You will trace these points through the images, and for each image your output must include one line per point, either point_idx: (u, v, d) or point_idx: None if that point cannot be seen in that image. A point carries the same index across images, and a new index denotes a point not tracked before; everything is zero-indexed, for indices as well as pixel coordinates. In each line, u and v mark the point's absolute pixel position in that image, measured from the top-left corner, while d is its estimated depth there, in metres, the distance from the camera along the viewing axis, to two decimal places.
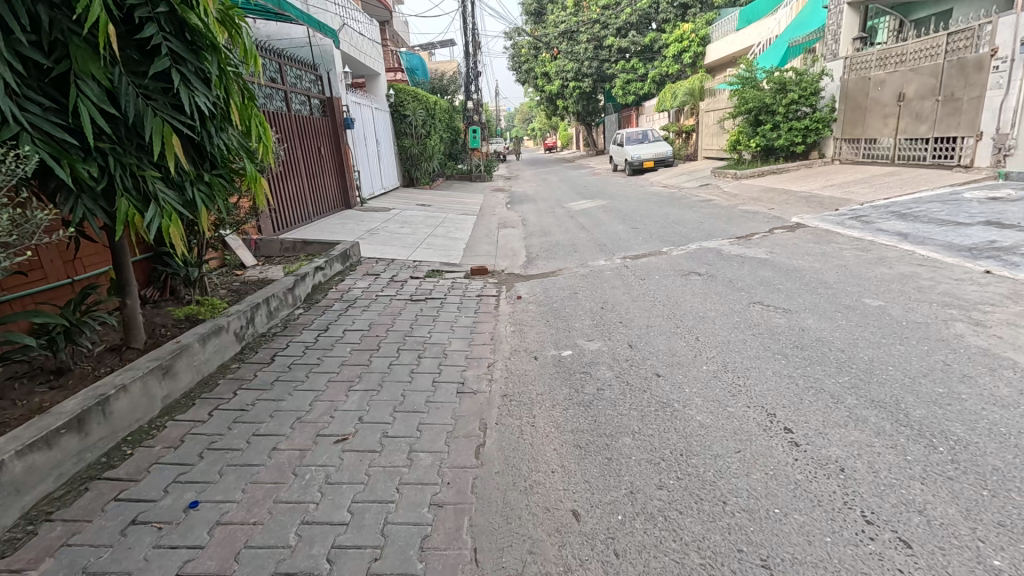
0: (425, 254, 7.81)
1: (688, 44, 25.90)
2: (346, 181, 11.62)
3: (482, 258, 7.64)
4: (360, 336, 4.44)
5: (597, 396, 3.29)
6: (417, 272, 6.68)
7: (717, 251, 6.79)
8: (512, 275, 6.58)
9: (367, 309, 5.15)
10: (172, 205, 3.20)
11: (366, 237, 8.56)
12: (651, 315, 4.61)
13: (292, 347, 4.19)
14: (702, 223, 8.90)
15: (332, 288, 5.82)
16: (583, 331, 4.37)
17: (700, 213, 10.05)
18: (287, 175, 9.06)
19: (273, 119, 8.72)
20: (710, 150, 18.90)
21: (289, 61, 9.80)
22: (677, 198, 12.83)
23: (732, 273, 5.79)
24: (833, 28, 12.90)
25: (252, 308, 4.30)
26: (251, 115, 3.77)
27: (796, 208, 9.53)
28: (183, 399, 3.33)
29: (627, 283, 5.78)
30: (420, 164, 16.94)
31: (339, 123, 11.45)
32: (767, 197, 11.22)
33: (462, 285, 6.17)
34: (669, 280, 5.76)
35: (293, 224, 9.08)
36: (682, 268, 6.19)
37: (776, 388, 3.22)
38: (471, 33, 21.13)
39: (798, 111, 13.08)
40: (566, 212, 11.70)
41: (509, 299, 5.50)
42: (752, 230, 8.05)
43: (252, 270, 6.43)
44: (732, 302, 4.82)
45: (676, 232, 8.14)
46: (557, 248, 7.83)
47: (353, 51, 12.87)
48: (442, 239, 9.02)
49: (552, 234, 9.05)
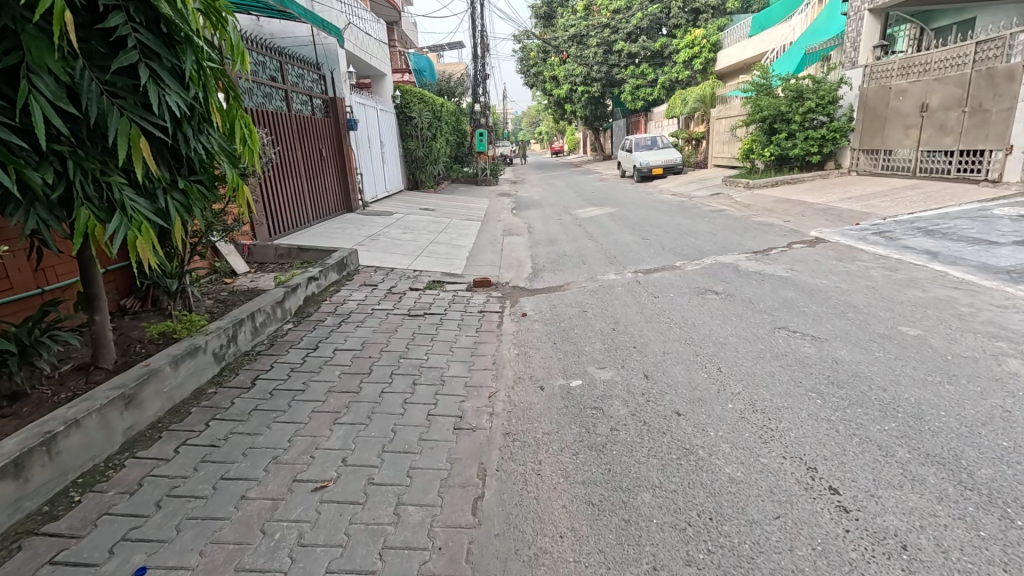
0: (425, 262, 7.47)
1: (699, 50, 25.64)
2: (348, 184, 11.31)
3: (486, 268, 7.28)
4: (352, 357, 4.10)
5: (612, 438, 2.93)
6: (417, 284, 6.34)
7: (734, 267, 6.42)
8: (516, 288, 6.23)
9: (361, 325, 4.81)
10: (142, 214, 2.84)
11: (366, 243, 8.22)
12: (667, 340, 4.25)
13: (277, 369, 3.85)
14: (715, 235, 8.53)
15: (326, 300, 5.48)
16: (594, 357, 4.01)
17: (712, 224, 9.68)
18: (286, 177, 8.75)
19: (272, 120, 8.40)
20: (721, 157, 18.52)
21: (291, 59, 9.49)
22: (687, 207, 12.46)
23: (752, 292, 5.43)
24: (852, 35, 12.52)
25: (235, 326, 3.96)
26: (236, 117, 3.44)
27: (813, 221, 9.14)
28: (149, 431, 2.99)
29: (639, 300, 5.42)
30: (425, 167, 16.65)
31: (342, 124, 11.13)
32: (782, 208, 10.82)
33: (463, 298, 5.82)
34: (684, 298, 5.39)
35: (292, 228, 8.78)
36: (698, 285, 5.82)
37: (813, 434, 2.84)
38: (480, 34, 20.85)
39: (815, 120, 12.70)
40: (573, 219, 11.36)
41: (513, 316, 5.14)
42: (769, 244, 7.67)
43: (243, 278, 6.10)
44: (755, 327, 4.46)
45: (689, 244, 7.77)
46: (564, 259, 7.48)
47: (358, 51, 12.58)
48: (444, 247, 8.69)
49: (559, 243, 8.70)
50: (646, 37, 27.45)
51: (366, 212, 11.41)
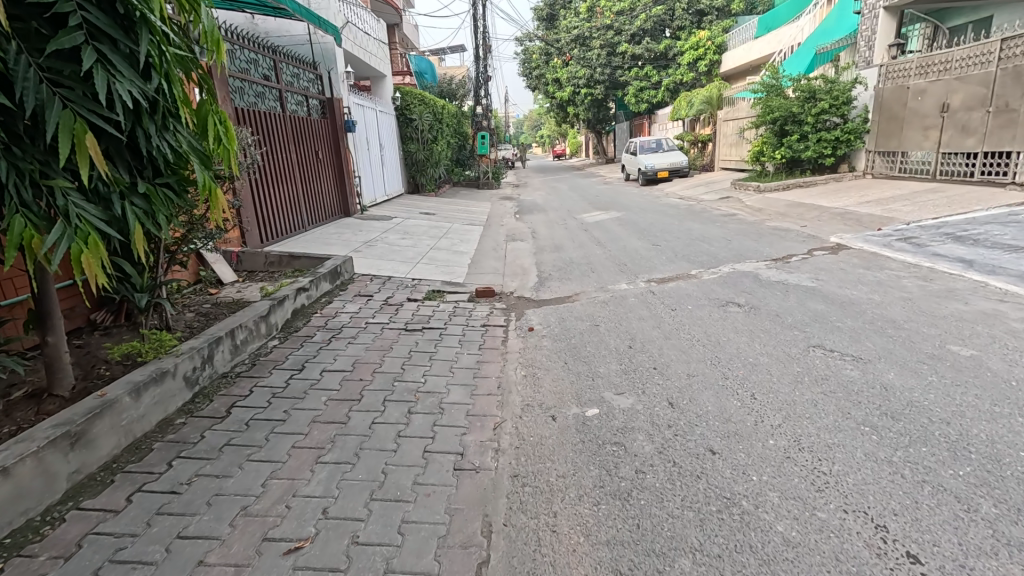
0: (425, 270, 7.07)
1: (704, 52, 25.34)
2: (346, 188, 10.93)
3: (489, 277, 6.89)
4: (341, 380, 3.69)
5: (638, 484, 2.51)
6: (415, 294, 5.94)
7: (754, 276, 6.02)
8: (522, 299, 5.83)
9: (353, 342, 4.40)
10: (90, 223, 2.44)
11: (363, 250, 7.83)
12: (690, 361, 3.84)
13: (256, 394, 3.44)
14: (729, 240, 8.13)
15: (316, 312, 5.08)
16: (610, 380, 3.61)
17: (725, 230, 9.28)
18: (280, 181, 8.35)
19: (265, 121, 7.99)
20: (728, 160, 18.12)
21: (286, 58, 9.07)
22: (696, 211, 12.05)
23: (776, 303, 5.04)
24: (866, 34, 12.13)
25: (210, 345, 3.56)
26: (209, 112, 3.04)
27: (831, 226, 8.74)
28: (100, 473, 2.58)
29: (655, 313, 5.02)
30: (426, 170, 16.29)
31: (339, 126, 10.72)
32: (797, 212, 10.41)
33: (465, 310, 5.42)
34: (704, 311, 4.99)
35: (287, 234, 8.39)
36: (717, 296, 5.42)
37: (875, 481, 2.43)
38: (482, 35, 20.51)
39: (827, 121, 12.30)
40: (579, 224, 10.97)
41: (519, 330, 4.74)
42: (788, 250, 7.27)
43: (229, 287, 5.71)
44: (786, 345, 4.05)
45: (703, 251, 7.36)
46: (571, 266, 7.08)
47: (356, 50, 12.18)
48: (445, 253, 8.30)
49: (565, 249, 8.31)
50: (650, 38, 27.13)
51: (364, 217, 11.03)
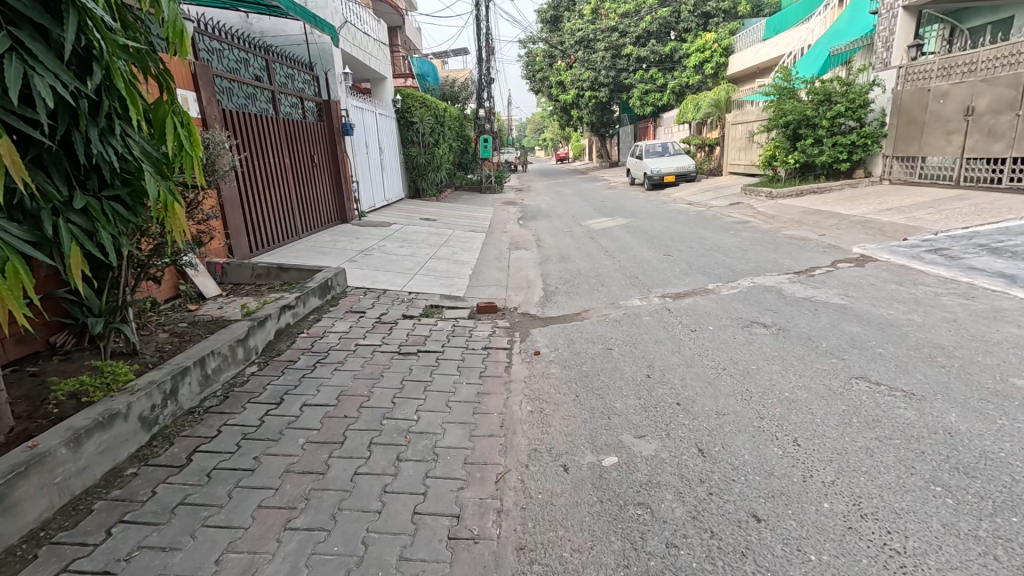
0: (423, 283, 6.64)
1: (710, 54, 24.96)
2: (343, 194, 10.54)
3: (492, 290, 6.46)
4: (323, 416, 3.26)
5: (672, 565, 2.07)
6: (411, 310, 5.51)
7: (778, 292, 5.58)
8: (526, 315, 5.40)
9: (340, 368, 3.98)
10: (11, 245, 2.00)
11: (358, 260, 7.41)
12: (718, 395, 3.40)
13: (224, 435, 3.01)
14: (746, 251, 7.69)
15: (303, 333, 4.65)
16: (629, 420, 3.17)
17: (739, 238, 8.83)
18: (272, 187, 7.93)
19: (256, 124, 7.56)
20: (737, 164, 17.67)
21: (280, 58, 8.64)
22: (707, 218, 11.61)
23: (804, 324, 4.61)
24: (884, 35, 11.67)
25: (174, 379, 3.12)
26: (168, 112, 2.63)
27: (852, 235, 8.29)
28: (24, 545, 2.15)
29: (672, 333, 4.58)
30: (427, 174, 15.89)
31: (337, 129, 10.30)
32: (814, 220, 9.96)
33: (465, 329, 4.98)
34: (726, 331, 4.56)
35: (279, 242, 7.97)
36: (739, 314, 4.99)
37: (963, 567, 1.97)
38: (485, 37, 20.15)
39: (843, 125, 11.85)
40: (585, 231, 10.54)
41: (524, 354, 4.30)
42: (810, 262, 6.82)
43: (211, 303, 5.29)
44: (824, 375, 3.62)
45: (719, 263, 6.92)
46: (579, 279, 6.65)
47: (355, 51, 11.79)
48: (445, 263, 7.88)
49: (572, 260, 7.88)
50: (656, 40, 26.74)
51: (362, 224, 10.62)
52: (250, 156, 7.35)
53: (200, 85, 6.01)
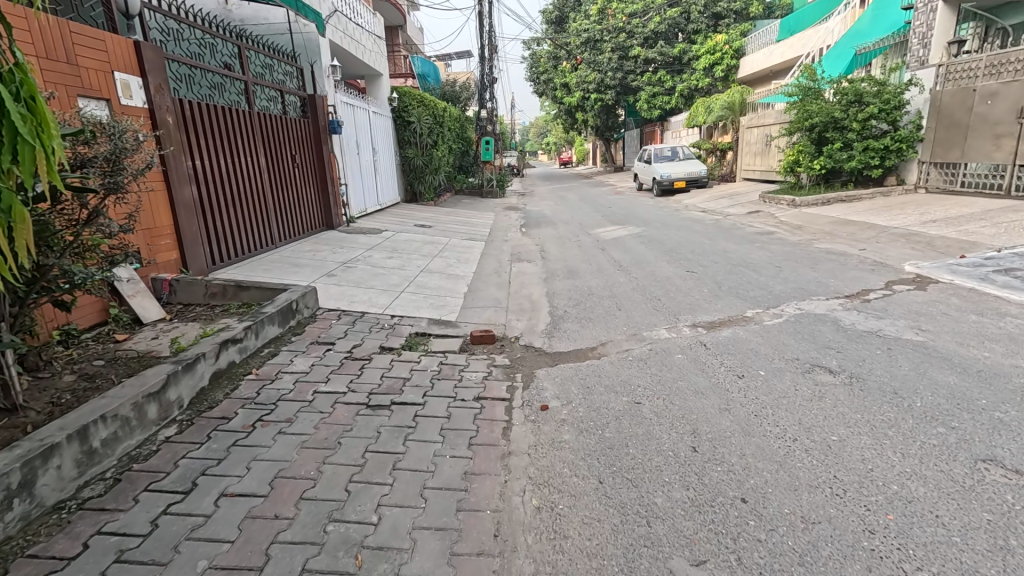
0: (410, 304, 5.70)
1: (720, 57, 24.18)
2: (329, 197, 9.62)
3: (489, 313, 5.53)
4: (243, 518, 2.29)
5: None
6: (391, 340, 4.56)
7: (834, 323, 4.64)
8: (531, 349, 4.47)
9: (285, 430, 3.03)
10: None
11: (337, 275, 6.48)
12: (798, 488, 2.45)
13: (88, 556, 2.05)
14: (780, 268, 6.75)
15: (250, 375, 3.71)
16: (678, 532, 2.22)
17: (768, 252, 7.89)
18: (244, 191, 7.02)
19: (223, 120, 6.62)
20: (752, 170, 16.77)
21: (259, 46, 7.66)
22: (726, 227, 10.69)
23: (880, 368, 3.68)
24: (920, 30, 10.74)
25: (25, 468, 2.17)
26: None
27: (897, 251, 7.36)
28: None
29: (714, 379, 3.64)
30: (425, 177, 14.99)
31: (323, 126, 9.36)
32: (847, 231, 9.03)
33: (456, 368, 4.03)
34: (781, 376, 3.63)
35: (251, 252, 7.06)
36: (793, 350, 4.06)
37: None
38: (488, 35, 19.31)
39: (874, 128, 10.94)
40: (594, 241, 9.62)
41: (527, 409, 3.34)
42: (859, 283, 5.89)
43: (147, 331, 4.35)
44: (934, 453, 2.67)
45: (754, 283, 5.99)
46: (591, 300, 5.73)
47: (346, 42, 10.86)
48: (437, 277, 6.95)
49: (581, 275, 6.96)
50: (664, 42, 25.89)
51: (350, 231, 9.69)
52: (216, 156, 6.42)
53: (147, 70, 5.08)
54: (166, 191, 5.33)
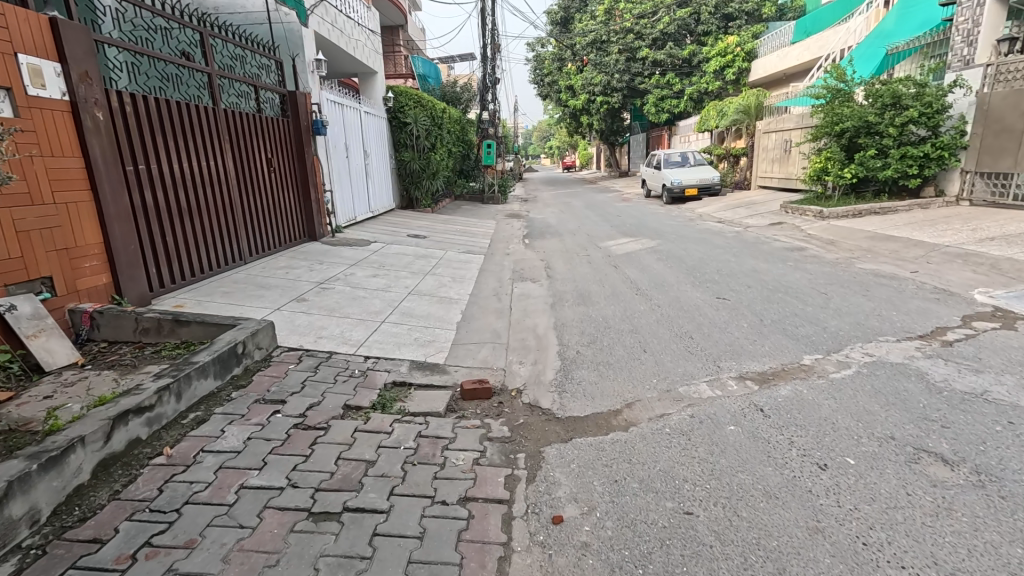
0: (392, 338, 4.74)
1: (732, 58, 23.23)
2: (313, 205, 8.68)
3: (485, 353, 4.56)
4: None
5: None
6: (360, 398, 3.61)
7: (920, 377, 3.68)
8: (537, 410, 3.50)
9: (176, 568, 2.06)
10: None
11: (309, 300, 5.54)
12: None
13: None
14: (827, 295, 5.77)
15: (159, 458, 2.74)
16: None
17: (805, 274, 6.92)
18: (205, 200, 6.08)
19: (177, 117, 5.68)
20: (769, 177, 15.81)
21: (229, 34, 6.71)
22: (748, 241, 9.74)
23: (1012, 457, 2.70)
24: (964, 26, 9.77)
25: None
26: None
27: (957, 275, 6.39)
28: None
29: (788, 472, 2.67)
30: (422, 182, 14.08)
31: (305, 126, 8.41)
32: (889, 249, 8.08)
33: (439, 442, 3.06)
34: (879, 469, 2.66)
35: (213, 270, 6.12)
36: (882, 422, 3.09)
37: None
38: (491, 33, 18.44)
39: (913, 134, 9.98)
40: (604, 256, 8.66)
41: (534, 524, 2.37)
42: (930, 318, 4.93)
43: (46, 383, 3.41)
44: None
45: (801, 317, 5.03)
46: (608, 336, 4.77)
47: (334, 34, 9.95)
48: (427, 301, 6.00)
49: (593, 300, 6.00)
50: (673, 43, 24.94)
51: (334, 243, 8.75)
52: (167, 161, 5.49)
53: (68, 56, 4.15)
54: (95, 202, 4.39)
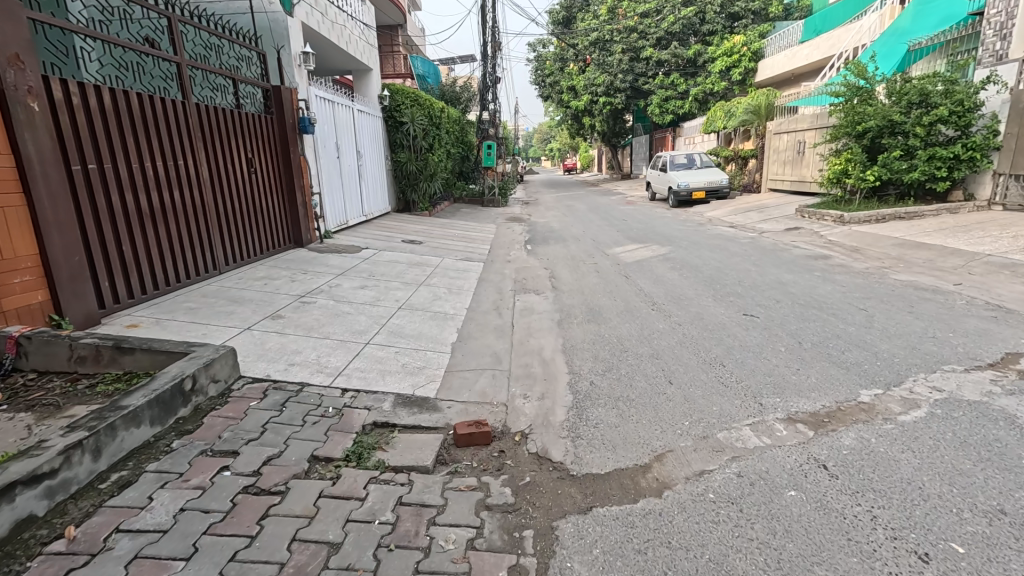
0: (375, 364, 4.09)
1: (738, 58, 22.52)
2: (299, 209, 8.04)
3: (484, 383, 3.92)
4: None
5: None
6: (331, 447, 2.97)
7: (1011, 421, 3.04)
8: (546, 464, 2.86)
9: None
10: None
11: (285, 317, 4.91)
12: None
13: None
14: (868, 312, 5.15)
15: (55, 546, 2.09)
16: None
17: (837, 286, 6.28)
18: (171, 204, 5.45)
19: (136, 112, 5.04)
20: (781, 179, 15.21)
21: (203, 20, 6.09)
22: (765, 248, 9.11)
23: None
24: (997, 19, 9.13)
25: None
26: None
27: (1008, 288, 5.76)
28: None
29: (879, 567, 2.04)
30: (418, 184, 13.46)
31: (290, 124, 7.78)
32: (923, 257, 7.45)
33: (423, 514, 2.42)
34: (1001, 563, 2.02)
35: (180, 282, 5.47)
36: (984, 489, 2.45)
37: None
38: (491, 31, 17.86)
39: (941, 134, 9.37)
40: (613, 264, 8.03)
41: None
42: (996, 341, 4.29)
43: None
44: None
45: (847, 340, 4.39)
46: (626, 362, 4.14)
47: (324, 26, 9.33)
48: (420, 317, 5.37)
49: (605, 317, 5.36)
50: (678, 43, 24.33)
51: (322, 249, 8.12)
52: (123, 160, 4.85)
53: None
54: (28, 206, 3.76)
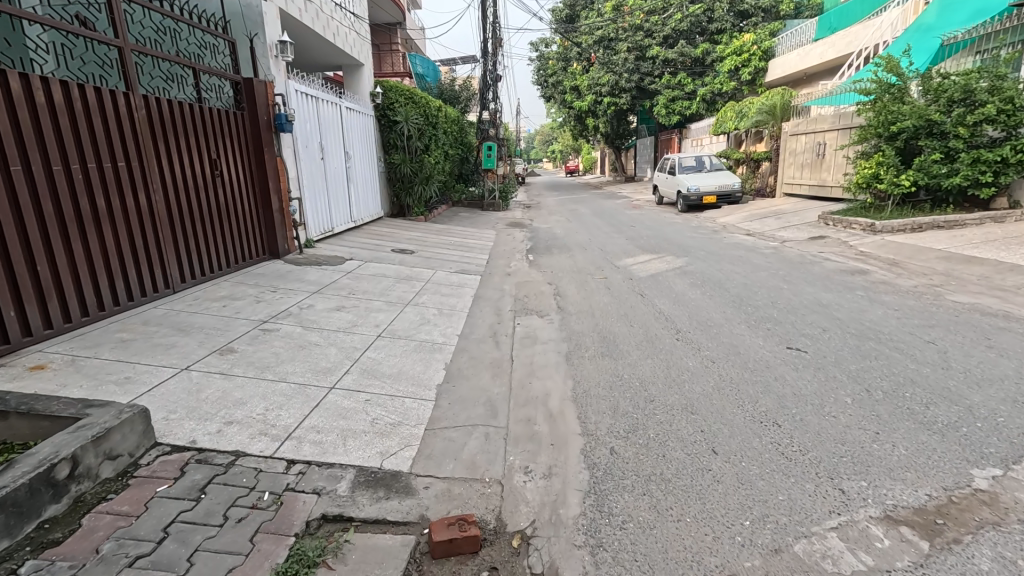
0: (336, 422, 3.22)
1: (748, 57, 21.67)
2: (275, 216, 7.20)
3: (473, 448, 3.06)
4: None
5: None
6: (252, 565, 2.10)
7: None
8: None
9: None
10: None
11: (237, 352, 4.04)
12: None
13: None
14: (939, 347, 4.28)
15: None
16: None
17: (889, 309, 5.41)
18: (109, 213, 4.60)
19: (60, 103, 4.18)
20: (798, 182, 14.34)
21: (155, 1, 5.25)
22: (792, 260, 8.24)
23: None
24: None
25: None
26: None
27: None
28: None
29: None
30: (414, 188, 12.58)
31: (264, 121, 6.94)
32: (976, 274, 6.59)
33: None
34: None
35: (118, 305, 4.63)
36: None
37: None
38: (491, 27, 17.08)
39: (986, 135, 8.50)
40: (625, 279, 7.16)
41: None
42: None
43: None
44: None
45: (928, 389, 3.52)
46: (653, 420, 3.27)
47: (307, 14, 8.51)
48: (401, 349, 4.50)
49: (622, 350, 4.49)
50: (685, 41, 23.42)
51: (300, 261, 7.26)
52: (38, 161, 3.98)
53: None
54: None
